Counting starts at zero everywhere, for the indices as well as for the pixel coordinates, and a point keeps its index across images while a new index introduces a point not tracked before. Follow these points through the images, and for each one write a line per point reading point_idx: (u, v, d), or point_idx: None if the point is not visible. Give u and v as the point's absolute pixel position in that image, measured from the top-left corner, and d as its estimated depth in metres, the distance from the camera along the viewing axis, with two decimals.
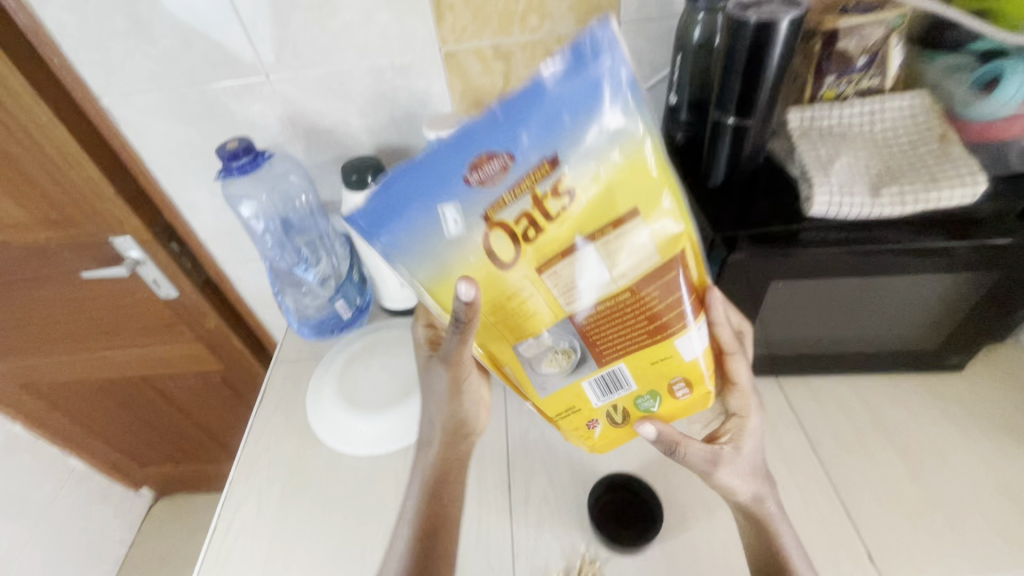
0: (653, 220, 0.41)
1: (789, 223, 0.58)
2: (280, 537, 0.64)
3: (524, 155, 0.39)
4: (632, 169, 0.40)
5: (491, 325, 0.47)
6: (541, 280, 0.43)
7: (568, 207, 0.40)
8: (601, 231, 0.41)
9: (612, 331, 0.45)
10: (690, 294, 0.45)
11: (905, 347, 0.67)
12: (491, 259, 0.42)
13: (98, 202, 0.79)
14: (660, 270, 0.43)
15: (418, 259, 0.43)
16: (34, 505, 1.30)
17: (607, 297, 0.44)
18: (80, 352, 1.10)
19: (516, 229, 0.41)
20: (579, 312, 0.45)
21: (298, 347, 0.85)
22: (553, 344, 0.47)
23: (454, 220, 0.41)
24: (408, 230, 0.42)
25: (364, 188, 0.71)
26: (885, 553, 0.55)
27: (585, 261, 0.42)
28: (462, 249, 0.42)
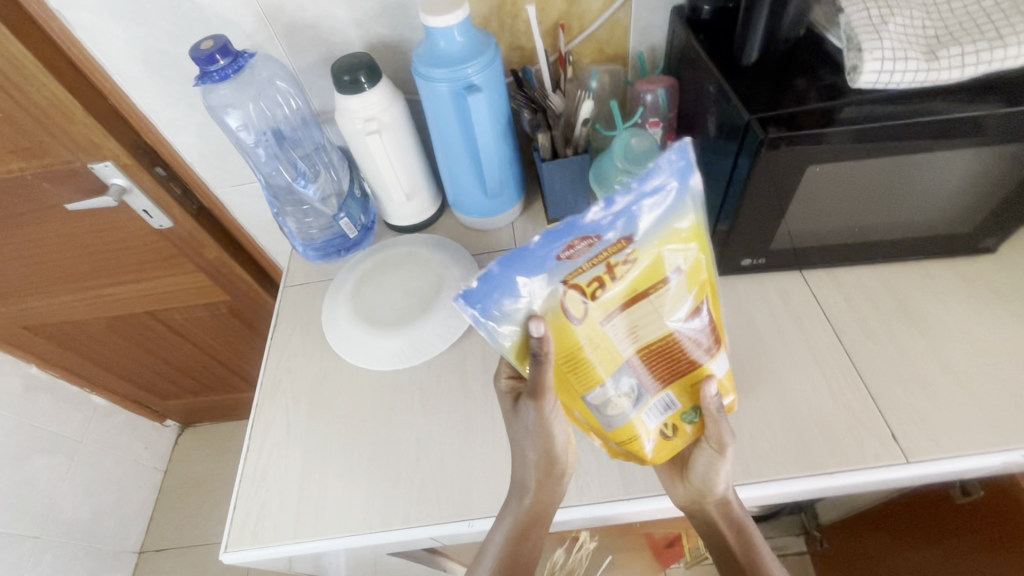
0: (689, 267, 0.44)
1: (830, 99, 0.54)
2: (314, 454, 0.64)
3: (605, 227, 0.40)
4: (687, 236, 0.43)
5: (555, 379, 0.45)
6: (605, 336, 0.43)
7: (632, 271, 0.42)
8: (653, 285, 0.43)
9: (664, 374, 0.46)
10: (712, 327, 0.47)
11: (937, 229, 0.65)
12: (564, 316, 0.42)
13: (67, 124, 0.72)
14: (699, 313, 0.45)
15: (504, 323, 0.42)
16: (65, 442, 1.34)
17: (660, 339, 0.44)
18: (83, 292, 1.07)
19: (587, 288, 0.41)
20: (636, 359, 0.45)
21: (306, 270, 0.82)
22: (614, 390, 0.45)
23: (536, 286, 0.41)
24: (494, 295, 0.41)
25: (359, 90, 0.65)
26: (907, 427, 0.57)
27: (641, 311, 0.43)
28: (537, 312, 0.41)
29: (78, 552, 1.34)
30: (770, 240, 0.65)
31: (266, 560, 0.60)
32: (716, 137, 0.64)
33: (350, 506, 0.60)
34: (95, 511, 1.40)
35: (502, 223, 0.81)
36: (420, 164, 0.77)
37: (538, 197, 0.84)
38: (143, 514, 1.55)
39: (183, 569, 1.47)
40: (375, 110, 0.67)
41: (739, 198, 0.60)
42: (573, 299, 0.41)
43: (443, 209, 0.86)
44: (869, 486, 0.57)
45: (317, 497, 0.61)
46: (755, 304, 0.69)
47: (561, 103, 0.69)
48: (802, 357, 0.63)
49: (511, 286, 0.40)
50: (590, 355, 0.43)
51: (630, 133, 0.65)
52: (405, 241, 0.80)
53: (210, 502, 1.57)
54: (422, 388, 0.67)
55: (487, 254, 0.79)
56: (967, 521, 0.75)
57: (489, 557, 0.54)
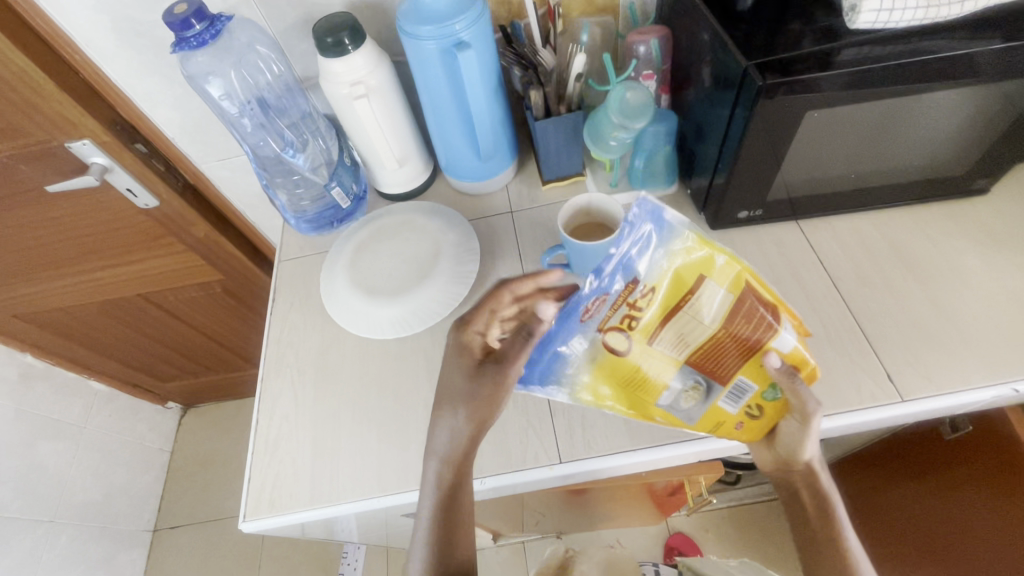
0: (710, 273, 0.46)
1: (828, 42, 0.53)
2: (323, 425, 0.65)
3: (607, 285, 0.46)
4: (693, 248, 0.45)
5: (630, 398, 0.53)
6: (654, 354, 0.49)
7: (654, 299, 0.47)
8: (677, 303, 0.47)
9: (728, 365, 0.49)
10: (769, 307, 0.47)
11: (931, 172, 0.65)
12: (610, 356, 0.50)
13: (40, 101, 0.70)
14: (742, 306, 0.46)
15: (569, 380, 0.52)
16: (68, 428, 1.35)
17: (709, 339, 0.48)
18: (72, 277, 1.06)
19: (619, 329, 0.48)
20: (692, 360, 0.49)
21: (300, 244, 0.81)
22: (681, 390, 0.51)
23: (576, 345, 0.50)
24: (556, 363, 0.52)
25: (343, 53, 0.63)
26: (900, 366, 0.59)
27: (676, 325, 0.48)
28: (588, 361, 0.51)
29: (94, 533, 1.37)
30: (766, 191, 0.65)
31: (284, 526, 0.61)
32: (711, 88, 0.63)
33: (363, 470, 0.61)
34: (106, 493, 1.42)
35: (497, 186, 0.80)
36: (410, 130, 0.75)
37: (531, 158, 0.83)
38: (154, 494, 1.57)
39: (198, 543, 1.51)
40: (361, 74, 0.64)
41: (737, 149, 0.60)
42: (612, 341, 0.49)
43: (436, 174, 0.84)
44: (865, 425, 0.59)
45: (329, 465, 0.62)
46: (751, 256, 0.69)
47: (552, 59, 0.68)
48: (799, 305, 0.64)
49: (554, 353, 0.51)
50: (646, 373, 0.50)
51: (625, 85, 0.63)
52: (399, 210, 0.79)
53: (219, 479, 1.60)
54: (426, 354, 0.68)
55: (482, 218, 0.79)
56: (956, 454, 0.78)
57: (423, 528, 0.51)
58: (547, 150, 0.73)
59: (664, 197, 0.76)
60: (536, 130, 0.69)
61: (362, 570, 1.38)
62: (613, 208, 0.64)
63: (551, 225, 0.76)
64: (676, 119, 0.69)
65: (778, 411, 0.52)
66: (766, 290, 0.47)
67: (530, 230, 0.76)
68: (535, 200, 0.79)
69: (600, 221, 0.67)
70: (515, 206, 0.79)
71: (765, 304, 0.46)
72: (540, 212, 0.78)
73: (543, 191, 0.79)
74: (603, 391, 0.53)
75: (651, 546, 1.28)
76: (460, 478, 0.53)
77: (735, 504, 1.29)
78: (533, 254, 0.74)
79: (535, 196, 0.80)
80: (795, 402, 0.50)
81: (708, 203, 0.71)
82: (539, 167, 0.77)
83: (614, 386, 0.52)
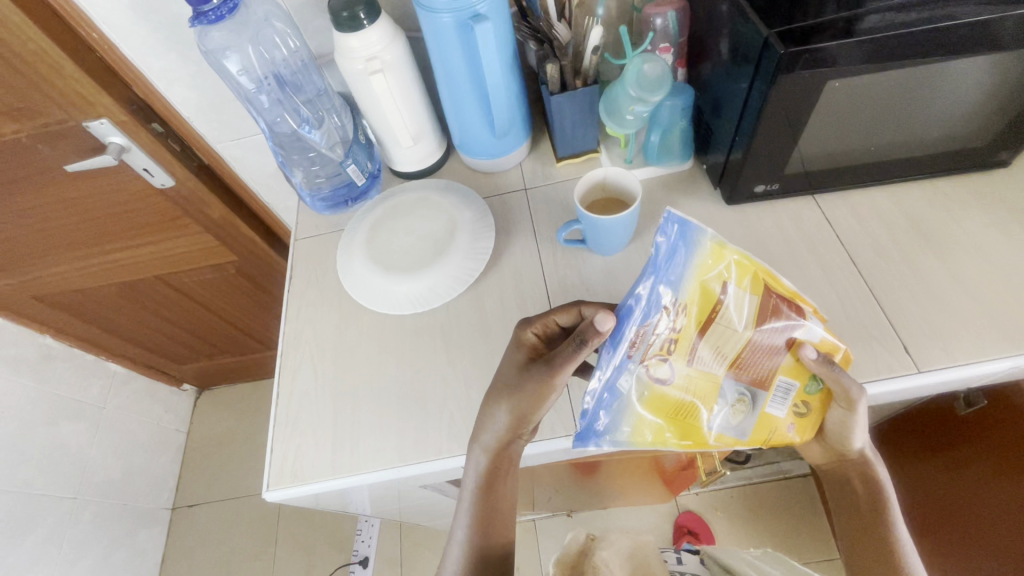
0: (736, 279, 0.47)
1: (850, 8, 0.52)
2: (341, 401, 0.66)
3: (649, 313, 0.44)
4: (718, 257, 0.46)
5: (686, 427, 0.50)
6: (700, 372, 0.49)
7: (691, 317, 0.46)
8: (713, 316, 0.47)
9: (767, 368, 0.50)
10: (788, 303, 0.50)
11: (951, 144, 0.64)
12: (659, 386, 0.48)
13: (58, 80, 0.71)
14: (767, 306, 0.49)
15: (619, 425, 0.48)
16: (88, 408, 1.37)
17: (745, 344, 0.49)
18: (89, 258, 1.07)
19: (664, 355, 0.47)
20: (733, 370, 0.50)
21: (315, 222, 0.82)
22: (729, 404, 0.51)
23: (625, 383, 0.47)
24: (604, 407, 0.48)
25: (357, 28, 0.63)
26: (917, 338, 0.59)
27: (715, 339, 0.48)
28: (639, 397, 0.48)
29: (115, 510, 1.40)
30: (783, 164, 0.65)
31: (307, 496, 0.63)
32: (729, 60, 0.62)
33: (383, 442, 0.63)
34: (126, 472, 1.45)
35: (511, 163, 0.80)
36: (424, 107, 0.75)
37: (544, 135, 0.82)
38: (172, 473, 1.60)
39: (216, 521, 1.54)
40: (377, 49, 0.64)
41: (754, 122, 0.60)
42: (661, 367, 0.47)
43: (449, 152, 0.85)
44: (882, 397, 0.59)
45: (350, 436, 0.64)
46: (767, 231, 0.69)
47: (568, 32, 0.67)
48: (815, 280, 0.65)
49: (604, 400, 0.47)
50: (696, 393, 0.49)
51: (642, 58, 0.63)
52: (413, 188, 0.79)
53: (235, 460, 1.63)
54: (443, 329, 0.68)
55: (496, 195, 0.79)
56: (970, 430, 0.78)
57: (464, 515, 0.56)
58: (561, 128, 0.72)
59: (679, 174, 0.76)
60: (551, 104, 0.69)
61: (377, 546, 1.41)
62: (629, 184, 0.64)
63: (565, 202, 0.76)
64: (692, 93, 0.68)
65: (822, 403, 0.54)
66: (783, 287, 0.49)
67: (545, 207, 0.76)
68: (549, 178, 0.79)
69: (616, 197, 0.67)
70: (529, 183, 0.79)
71: (784, 300, 0.50)
72: (554, 189, 0.78)
73: (558, 169, 0.79)
74: (659, 427, 0.49)
75: (661, 524, 1.29)
76: (500, 468, 0.55)
77: (744, 483, 1.30)
78: (547, 231, 0.74)
79: (549, 173, 0.80)
80: (836, 390, 0.51)
81: (724, 179, 0.71)
82: (553, 144, 0.77)
83: (668, 418, 0.49)
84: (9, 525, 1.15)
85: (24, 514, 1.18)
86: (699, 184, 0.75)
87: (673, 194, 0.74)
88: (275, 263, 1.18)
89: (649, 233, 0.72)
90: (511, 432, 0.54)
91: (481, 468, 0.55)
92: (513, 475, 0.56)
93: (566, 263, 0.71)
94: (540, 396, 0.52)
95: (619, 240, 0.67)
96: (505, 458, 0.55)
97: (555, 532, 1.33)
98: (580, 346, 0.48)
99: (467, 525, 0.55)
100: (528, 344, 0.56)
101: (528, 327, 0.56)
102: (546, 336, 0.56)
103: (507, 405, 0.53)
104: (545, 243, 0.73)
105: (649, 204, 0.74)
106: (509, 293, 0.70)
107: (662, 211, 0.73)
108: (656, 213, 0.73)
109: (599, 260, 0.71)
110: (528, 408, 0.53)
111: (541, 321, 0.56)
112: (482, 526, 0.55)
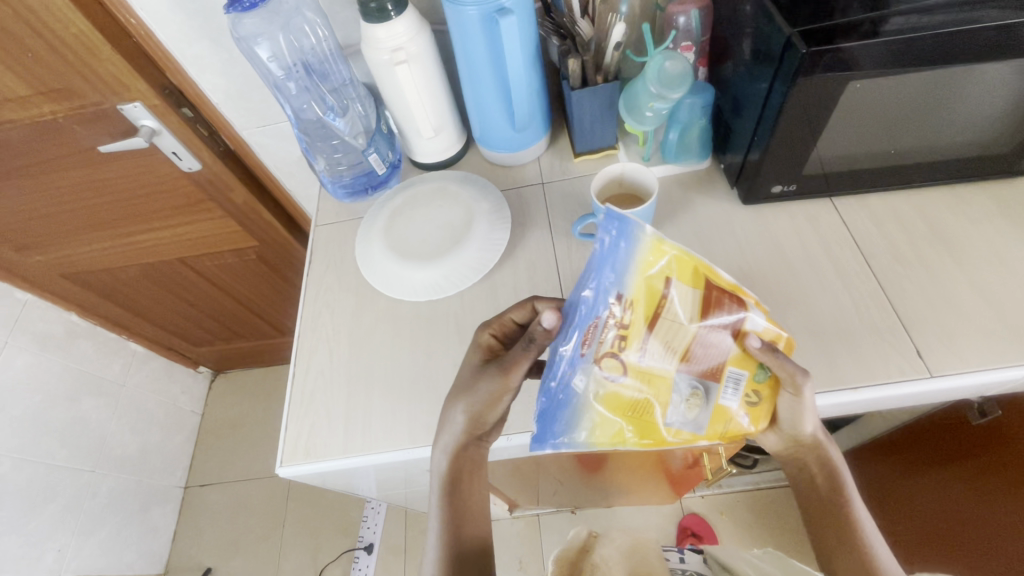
0: (675, 272, 0.46)
1: (875, 9, 0.52)
2: (354, 384, 0.68)
3: (594, 310, 0.45)
4: (659, 251, 0.45)
5: (643, 425, 0.49)
6: (650, 367, 0.47)
7: (636, 313, 0.45)
8: (656, 312, 0.46)
9: (716, 360, 0.48)
10: (727, 292, 0.48)
11: (974, 150, 0.64)
12: (608, 384, 0.47)
13: (96, 63, 0.73)
14: (708, 298, 0.47)
15: (576, 427, 0.48)
16: (108, 385, 1.41)
17: (692, 336, 0.47)
18: (115, 238, 1.10)
19: (611, 353, 0.46)
20: (684, 364, 0.48)
21: (335, 209, 0.84)
22: (683, 399, 0.48)
23: (578, 381, 0.47)
24: (560, 408, 0.48)
25: (385, 19, 0.64)
26: (930, 342, 0.59)
27: (660, 334, 0.46)
28: (592, 397, 0.47)
29: (131, 486, 1.44)
30: (801, 166, 0.65)
31: (318, 473, 0.64)
32: (751, 60, 0.63)
33: (394, 423, 0.64)
34: (143, 449, 1.49)
35: (529, 157, 0.81)
36: (445, 99, 0.76)
37: (563, 130, 0.83)
38: (186, 453, 1.64)
39: (226, 502, 1.57)
40: (402, 40, 0.66)
41: (774, 121, 0.60)
42: (614, 366, 0.47)
43: (469, 145, 0.86)
44: (891, 400, 0.59)
45: (362, 417, 0.65)
46: (783, 231, 0.69)
47: (590, 30, 0.68)
48: (830, 281, 0.65)
49: (557, 400, 0.48)
50: (647, 390, 0.48)
51: (665, 55, 0.63)
52: (432, 178, 0.80)
53: (247, 442, 1.66)
54: (457, 317, 0.70)
55: (513, 188, 0.80)
56: (981, 440, 0.78)
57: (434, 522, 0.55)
58: (580, 123, 0.73)
59: (696, 172, 0.76)
60: (571, 100, 0.69)
61: (382, 533, 1.43)
62: (645, 178, 0.65)
63: (581, 196, 0.77)
64: (713, 92, 0.69)
65: (772, 391, 0.51)
66: (722, 277, 0.48)
67: (561, 200, 0.77)
68: (566, 172, 0.80)
69: (632, 192, 0.68)
70: (546, 177, 0.80)
71: (723, 289, 0.48)
72: (570, 184, 0.79)
73: (575, 164, 0.80)
74: (614, 426, 0.48)
75: (666, 525, 1.29)
76: (462, 468, 0.55)
77: (751, 488, 1.30)
78: (562, 224, 0.75)
79: (567, 168, 0.80)
80: (784, 378, 0.49)
81: (741, 178, 0.71)
82: (572, 139, 0.78)
83: (621, 417, 0.48)
84: (31, 494, 1.19)
85: (45, 484, 1.22)
86: (716, 183, 0.75)
87: (689, 192, 0.75)
88: (294, 250, 1.21)
89: (664, 230, 0.72)
90: (469, 433, 0.55)
91: (444, 470, 0.55)
92: (475, 477, 0.56)
93: (580, 256, 0.72)
94: (493, 399, 0.53)
95: None
96: (464, 459, 0.55)
97: (558, 527, 1.34)
98: (527, 345, 0.50)
99: (438, 527, 0.54)
100: (484, 346, 0.56)
101: (485, 328, 0.57)
102: (502, 336, 0.57)
103: (462, 406, 0.54)
104: (560, 236, 0.74)
105: (665, 202, 0.74)
106: (522, 284, 0.71)
107: (678, 209, 0.74)
108: (672, 210, 0.74)
109: None
110: (482, 411, 0.53)
111: (498, 322, 0.56)
112: (454, 527, 0.54)
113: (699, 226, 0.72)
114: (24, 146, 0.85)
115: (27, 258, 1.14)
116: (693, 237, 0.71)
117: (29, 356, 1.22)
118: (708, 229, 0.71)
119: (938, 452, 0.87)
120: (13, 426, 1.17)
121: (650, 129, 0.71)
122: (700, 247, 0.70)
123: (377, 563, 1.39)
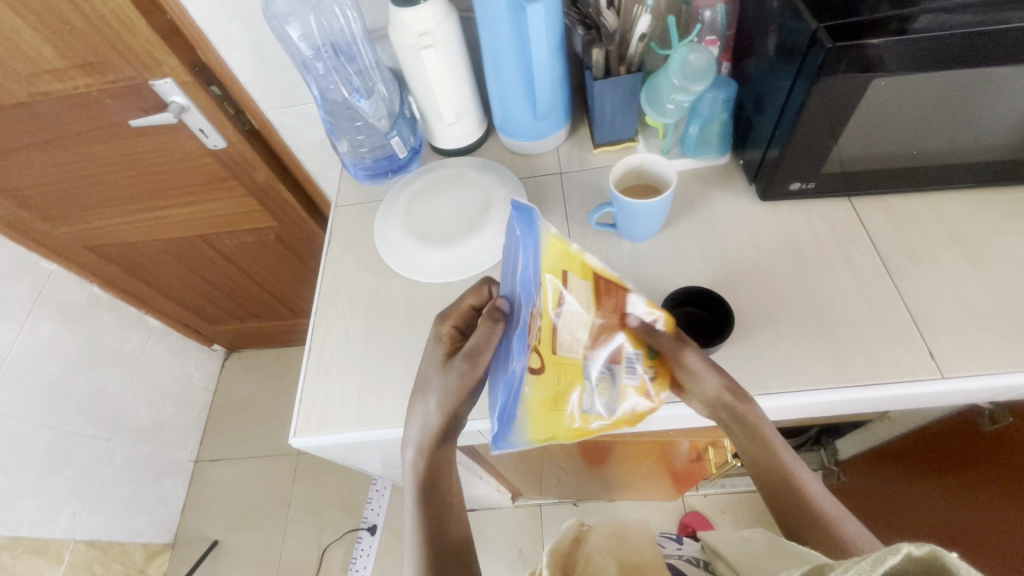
0: (570, 269, 0.48)
1: (904, 6, 0.52)
2: (368, 360, 0.69)
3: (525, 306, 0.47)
4: (557, 250, 0.47)
5: (563, 415, 0.51)
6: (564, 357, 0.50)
7: (548, 308, 0.47)
8: (558, 306, 0.48)
9: (613, 346, 0.52)
10: (617, 286, 0.51)
11: (996, 155, 0.64)
12: (538, 384, 0.48)
13: (131, 38, 0.75)
14: (600, 289, 0.50)
15: (520, 427, 0.48)
16: (126, 357, 1.45)
17: (592, 327, 0.50)
18: (139, 213, 1.13)
19: (540, 352, 0.48)
20: (590, 354, 0.51)
21: (355, 191, 0.85)
22: (593, 386, 0.52)
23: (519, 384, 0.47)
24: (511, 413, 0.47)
25: (414, 3, 0.65)
26: (943, 344, 0.59)
27: (566, 326, 0.49)
28: (529, 397, 0.48)
29: (144, 456, 1.48)
30: (821, 164, 0.65)
31: (331, 445, 0.66)
32: (775, 55, 0.63)
33: (406, 401, 0.65)
34: (157, 422, 1.53)
35: (549, 147, 0.82)
36: (469, 85, 0.77)
37: (584, 122, 0.84)
38: (198, 428, 1.68)
39: (235, 477, 1.60)
40: (429, 24, 0.67)
41: (795, 117, 0.60)
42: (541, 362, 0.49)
43: (489, 133, 0.87)
44: (901, 401, 0.59)
45: (375, 393, 0.67)
46: (799, 229, 0.69)
47: (616, 21, 0.69)
48: (844, 280, 0.65)
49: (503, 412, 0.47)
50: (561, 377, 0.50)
51: (688, 47, 0.64)
52: (451, 164, 0.82)
53: (257, 420, 1.69)
54: None
55: (531, 177, 0.81)
56: (990, 448, 0.77)
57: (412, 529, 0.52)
58: (601, 114, 0.74)
59: (714, 168, 0.77)
60: (594, 90, 0.70)
61: (385, 515, 1.45)
62: (664, 169, 0.66)
63: (598, 187, 0.78)
64: (735, 87, 0.69)
65: (662, 368, 0.56)
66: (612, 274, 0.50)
67: (578, 191, 0.78)
68: (584, 163, 0.80)
69: (650, 183, 0.68)
70: (564, 167, 0.81)
71: (613, 283, 0.50)
72: (588, 174, 0.79)
73: (593, 155, 0.81)
74: (542, 421, 0.50)
75: (667, 522, 1.30)
76: (438, 467, 0.54)
77: (754, 489, 1.29)
78: (578, 213, 0.76)
79: (585, 159, 0.81)
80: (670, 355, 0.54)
81: (759, 175, 0.71)
82: (592, 130, 0.79)
83: (547, 411, 0.50)
84: (49, 458, 1.23)
85: (63, 449, 1.26)
86: (734, 179, 0.75)
87: (706, 187, 0.75)
88: (312, 232, 1.22)
89: (680, 223, 0.73)
90: (442, 431, 0.55)
91: (415, 466, 0.55)
92: (449, 474, 0.55)
93: (595, 245, 0.72)
94: (460, 387, 0.54)
95: (651, 225, 0.68)
96: (440, 458, 0.55)
97: (560, 518, 1.35)
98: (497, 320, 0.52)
99: (417, 532, 0.51)
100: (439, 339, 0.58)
101: (442, 321, 0.58)
102: (462, 327, 0.59)
103: (427, 399, 0.55)
104: (576, 226, 0.75)
105: (682, 196, 0.75)
106: None
107: (694, 203, 0.74)
108: (688, 204, 0.74)
109: (627, 245, 0.72)
110: (448, 404, 0.54)
111: (456, 312, 0.58)
112: (438, 513, 0.52)
113: (715, 221, 0.72)
114: (58, 118, 0.87)
115: (53, 228, 1.17)
116: (709, 231, 0.72)
117: (52, 325, 1.26)
118: (725, 225, 0.72)
119: (939, 461, 0.89)
120: (35, 391, 1.21)
121: (671, 122, 0.72)
122: (715, 242, 0.70)
123: (379, 544, 1.41)
